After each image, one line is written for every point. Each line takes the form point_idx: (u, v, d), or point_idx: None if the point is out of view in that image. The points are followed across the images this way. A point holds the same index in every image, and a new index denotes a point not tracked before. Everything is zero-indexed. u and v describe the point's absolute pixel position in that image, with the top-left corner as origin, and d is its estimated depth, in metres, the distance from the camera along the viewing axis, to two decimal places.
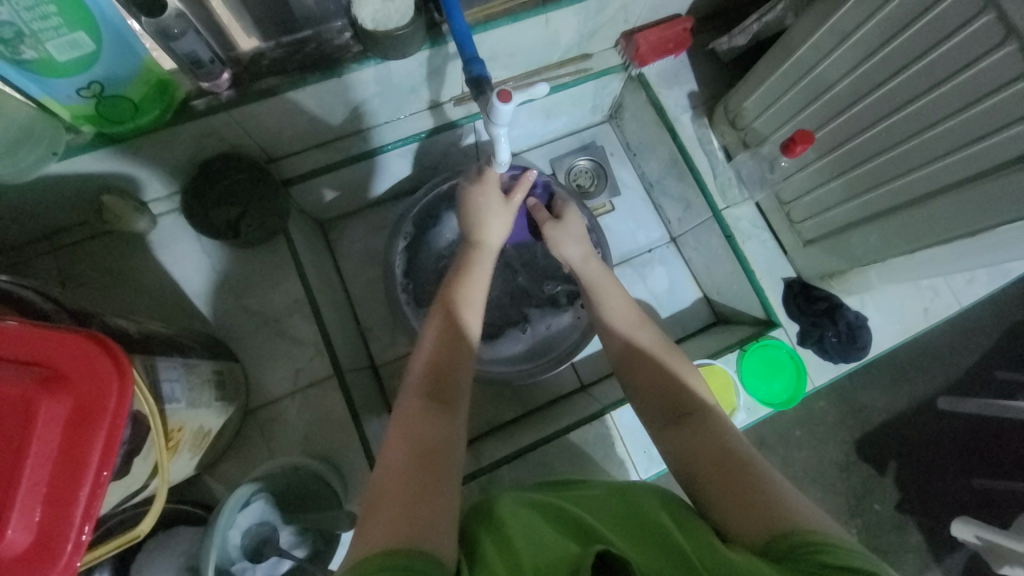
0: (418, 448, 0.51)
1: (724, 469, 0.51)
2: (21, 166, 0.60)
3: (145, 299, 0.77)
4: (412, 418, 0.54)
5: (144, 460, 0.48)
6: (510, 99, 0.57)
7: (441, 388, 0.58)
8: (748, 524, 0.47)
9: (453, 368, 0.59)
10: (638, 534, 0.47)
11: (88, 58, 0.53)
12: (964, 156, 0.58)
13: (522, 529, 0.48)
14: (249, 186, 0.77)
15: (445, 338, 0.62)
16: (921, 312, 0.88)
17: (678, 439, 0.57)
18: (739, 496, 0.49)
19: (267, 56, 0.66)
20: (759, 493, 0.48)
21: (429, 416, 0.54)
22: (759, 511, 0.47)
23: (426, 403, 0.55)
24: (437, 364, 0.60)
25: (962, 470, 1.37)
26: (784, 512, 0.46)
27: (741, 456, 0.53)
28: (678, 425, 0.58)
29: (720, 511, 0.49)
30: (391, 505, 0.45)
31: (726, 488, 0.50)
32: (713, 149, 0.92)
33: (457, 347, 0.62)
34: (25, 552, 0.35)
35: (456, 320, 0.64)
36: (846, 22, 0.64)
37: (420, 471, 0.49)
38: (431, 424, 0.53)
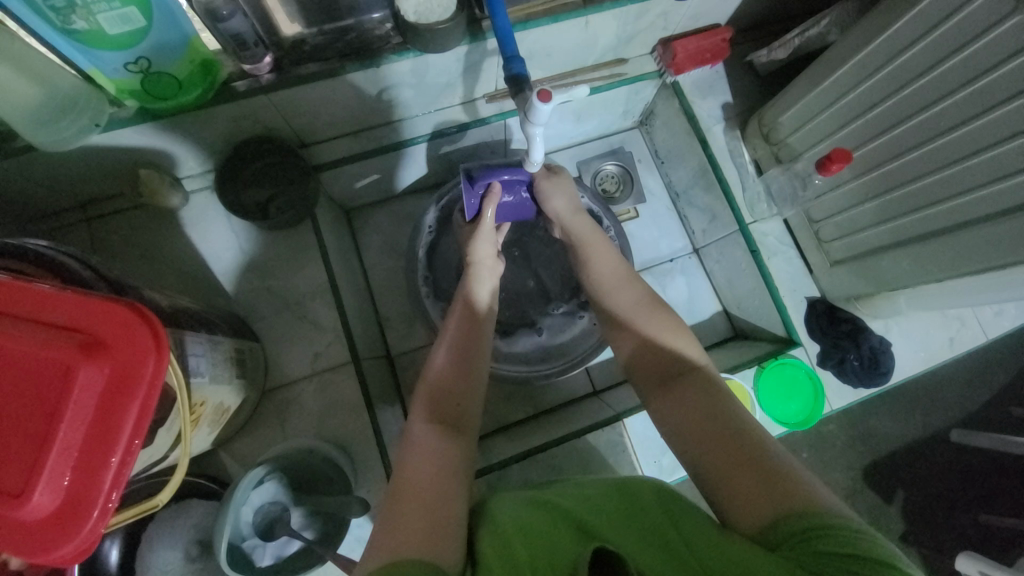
0: (436, 466, 0.54)
1: (722, 455, 0.53)
2: (64, 134, 0.61)
3: (172, 274, 0.79)
4: (423, 436, 0.58)
5: (168, 430, 0.49)
6: (549, 98, 0.56)
7: (450, 410, 0.62)
8: (748, 511, 0.49)
9: (461, 392, 0.63)
10: (634, 528, 0.48)
11: (137, 33, 0.54)
12: (1007, 186, 0.57)
13: (521, 529, 0.49)
14: (281, 169, 0.78)
15: (456, 361, 0.66)
16: (947, 342, 0.86)
17: (673, 424, 0.58)
18: (739, 484, 0.50)
19: (309, 42, 0.67)
20: (757, 477, 0.50)
21: (440, 436, 0.58)
22: (757, 498, 0.49)
23: (436, 423, 0.60)
24: (444, 386, 0.64)
25: (971, 505, 1.34)
26: (782, 495, 0.48)
27: (744, 439, 0.53)
28: (675, 411, 0.59)
29: (721, 498, 0.51)
30: (408, 515, 0.48)
31: (726, 476, 0.52)
32: (744, 161, 0.91)
33: (468, 369, 0.66)
34: (55, 512, 0.36)
35: (466, 343, 0.68)
36: (893, 42, 0.63)
37: (438, 485, 0.52)
38: (444, 445, 0.57)
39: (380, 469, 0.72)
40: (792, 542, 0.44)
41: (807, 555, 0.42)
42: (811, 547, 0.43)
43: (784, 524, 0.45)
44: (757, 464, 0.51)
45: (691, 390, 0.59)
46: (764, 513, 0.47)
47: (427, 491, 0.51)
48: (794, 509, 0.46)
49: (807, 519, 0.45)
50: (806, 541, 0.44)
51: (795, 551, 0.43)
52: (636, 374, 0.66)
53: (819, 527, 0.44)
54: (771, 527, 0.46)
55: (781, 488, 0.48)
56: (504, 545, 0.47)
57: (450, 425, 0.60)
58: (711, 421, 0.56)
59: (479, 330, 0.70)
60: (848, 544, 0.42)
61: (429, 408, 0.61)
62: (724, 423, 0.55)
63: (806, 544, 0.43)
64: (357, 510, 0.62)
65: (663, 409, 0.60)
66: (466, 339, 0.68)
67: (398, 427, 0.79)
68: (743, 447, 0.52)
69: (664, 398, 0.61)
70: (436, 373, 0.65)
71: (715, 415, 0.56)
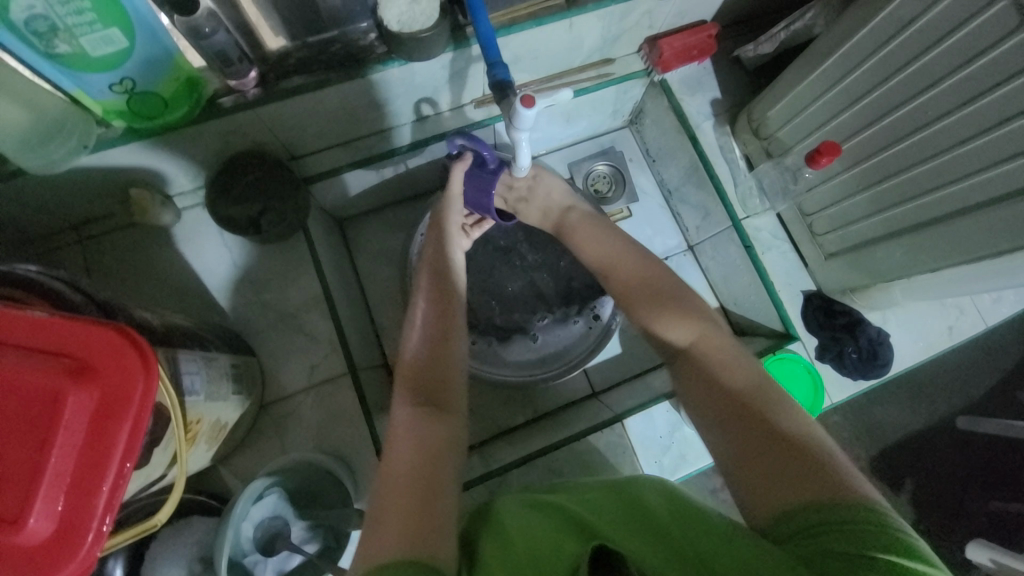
0: (416, 446, 0.54)
1: (745, 445, 0.54)
2: (52, 157, 0.61)
3: (167, 291, 0.79)
4: (405, 420, 0.57)
5: (164, 450, 0.49)
6: (533, 104, 0.56)
7: (429, 389, 0.61)
8: (770, 500, 0.49)
9: (438, 370, 0.63)
10: (639, 526, 0.47)
11: (121, 54, 0.54)
12: (999, 173, 0.57)
13: (523, 528, 0.49)
14: (269, 182, 0.77)
15: (430, 345, 0.66)
16: (946, 330, 0.85)
17: (708, 415, 0.59)
18: (764, 474, 0.51)
19: (294, 55, 0.67)
20: (783, 467, 0.50)
21: (420, 416, 0.57)
22: (780, 488, 0.49)
23: (414, 403, 0.59)
24: (420, 368, 0.63)
25: (979, 492, 1.33)
26: (806, 485, 0.48)
27: (764, 427, 0.54)
28: (702, 402, 0.60)
29: (745, 487, 0.52)
30: (395, 509, 0.48)
31: (752, 464, 0.52)
32: (735, 156, 0.91)
33: (441, 353, 0.65)
34: (49, 539, 0.36)
35: (441, 328, 0.68)
36: (879, 33, 0.63)
37: (422, 469, 0.52)
38: (425, 423, 0.57)
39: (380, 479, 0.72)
40: (807, 531, 0.45)
41: (821, 546, 0.43)
42: (826, 538, 0.43)
43: (803, 515, 0.46)
44: (784, 454, 0.51)
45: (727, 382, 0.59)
46: (787, 501, 0.48)
47: (411, 477, 0.51)
48: (815, 501, 0.46)
49: (828, 509, 0.45)
50: (822, 532, 0.44)
51: (809, 542, 0.44)
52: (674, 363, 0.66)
53: (837, 519, 0.44)
54: (786, 519, 0.47)
55: (807, 477, 0.49)
56: (505, 548, 0.47)
57: (430, 402, 0.59)
58: (745, 413, 0.56)
59: (452, 314, 0.70)
60: (866, 537, 0.42)
61: (410, 390, 0.61)
62: (756, 416, 0.55)
63: (819, 536, 0.44)
64: (355, 523, 0.63)
65: (699, 400, 0.61)
66: (443, 326, 0.68)
67: None
68: (773, 438, 0.53)
69: (700, 390, 0.61)
70: (412, 357, 0.65)
71: (750, 408, 0.56)
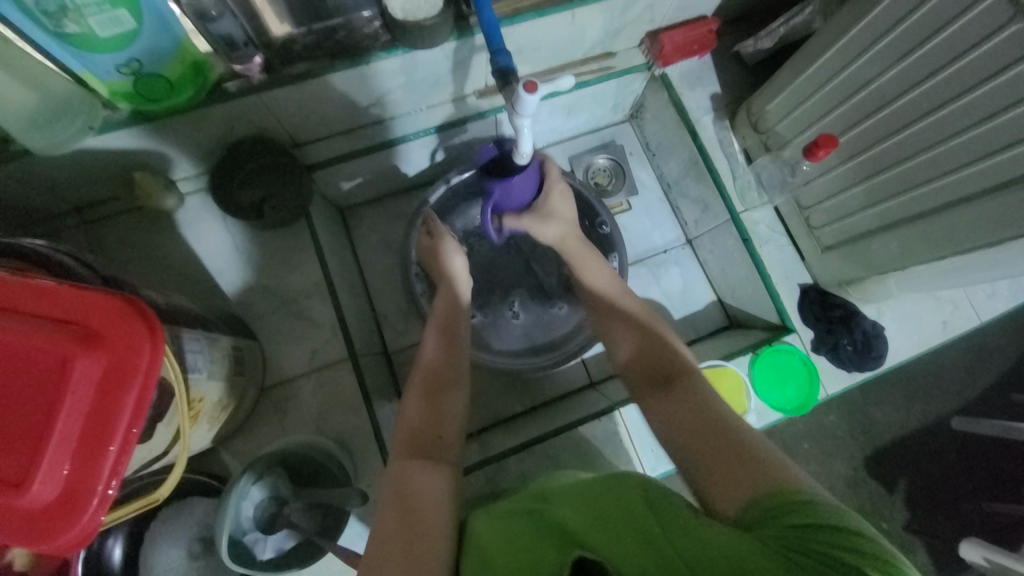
0: (418, 487, 0.53)
1: (701, 440, 0.53)
2: (57, 139, 0.62)
3: (170, 274, 0.80)
4: (410, 463, 0.56)
5: (167, 425, 0.50)
6: (535, 89, 0.57)
7: (430, 421, 0.61)
8: (729, 493, 0.48)
9: (451, 380, 0.66)
10: (617, 523, 0.44)
11: (128, 36, 0.55)
12: (991, 164, 0.57)
13: (496, 538, 0.49)
14: (275, 170, 0.78)
15: (445, 354, 0.68)
16: (940, 325, 0.86)
17: (663, 421, 0.58)
18: (720, 467, 0.50)
19: (299, 42, 0.68)
20: (744, 463, 0.49)
21: (423, 464, 0.56)
22: (737, 479, 0.48)
23: (414, 441, 0.59)
24: (437, 375, 0.66)
25: (974, 492, 1.34)
26: (763, 476, 0.47)
27: (727, 427, 0.53)
28: (658, 404, 0.60)
29: (704, 486, 0.50)
30: (389, 533, 0.49)
31: (710, 460, 0.51)
32: (734, 151, 0.92)
33: (454, 360, 0.68)
34: (54, 502, 0.37)
35: (450, 340, 0.70)
36: (875, 27, 0.64)
37: (420, 493, 0.53)
38: (430, 472, 0.56)
39: (379, 464, 0.73)
40: (766, 518, 0.43)
41: (781, 531, 0.41)
42: (785, 520, 0.42)
43: (762, 501, 0.45)
44: (744, 450, 0.50)
45: (682, 395, 0.59)
46: (744, 496, 0.46)
47: (416, 515, 0.50)
48: (769, 488, 0.45)
49: (782, 496, 0.44)
50: (781, 515, 0.43)
51: (769, 527, 0.42)
52: (629, 375, 0.66)
53: (795, 503, 0.43)
54: (750, 506, 0.45)
55: (760, 469, 0.48)
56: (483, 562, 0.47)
57: (430, 458, 0.58)
58: (699, 415, 0.55)
59: (461, 333, 0.72)
60: (825, 515, 0.41)
61: (422, 395, 0.64)
62: (709, 415, 0.55)
63: (778, 520, 0.42)
64: (355, 503, 0.62)
65: (654, 406, 0.60)
66: (449, 330, 0.71)
67: (396, 422, 0.80)
68: (728, 435, 0.52)
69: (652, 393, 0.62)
70: (430, 364, 0.67)
71: (702, 413, 0.56)
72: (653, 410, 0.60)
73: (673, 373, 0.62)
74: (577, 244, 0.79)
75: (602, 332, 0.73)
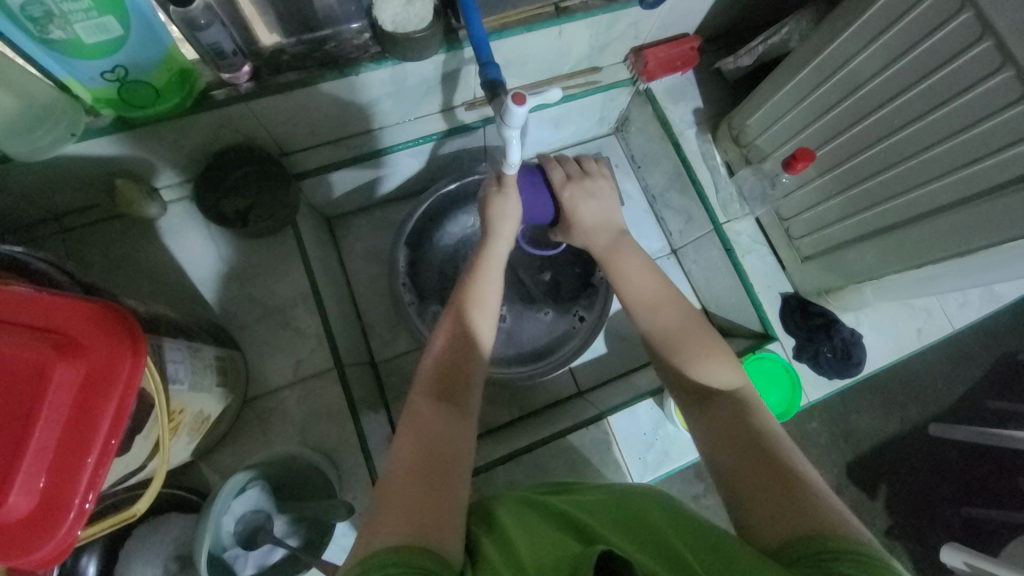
0: (423, 448, 0.52)
1: (744, 465, 0.53)
2: (38, 145, 0.60)
3: (151, 283, 0.78)
4: (425, 408, 0.57)
5: (146, 437, 0.48)
6: (523, 102, 0.58)
7: (452, 385, 0.59)
8: (773, 526, 0.47)
9: (466, 361, 0.61)
10: (640, 536, 0.46)
11: (115, 43, 0.54)
12: (960, 177, 0.60)
13: (520, 531, 0.48)
14: (261, 178, 0.78)
15: (473, 340, 0.63)
16: (916, 332, 0.89)
17: (709, 439, 0.57)
18: (765, 499, 0.49)
19: (288, 52, 0.68)
20: (790, 498, 0.48)
21: (440, 413, 0.56)
22: (783, 515, 0.47)
23: (436, 394, 0.58)
24: (455, 354, 0.62)
25: (951, 498, 1.37)
26: (813, 518, 0.46)
27: (773, 455, 0.52)
28: (700, 421, 0.59)
29: (747, 514, 0.50)
30: (401, 506, 0.47)
31: (754, 486, 0.51)
32: (716, 164, 0.94)
33: (481, 347, 0.63)
34: (28, 516, 0.35)
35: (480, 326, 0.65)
36: (849, 46, 0.67)
37: (430, 456, 0.51)
38: (441, 425, 0.55)
39: (365, 475, 0.72)
40: (812, 560, 0.42)
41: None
42: (835, 567, 0.41)
43: (809, 542, 0.43)
44: (790, 484, 0.49)
45: (724, 410, 0.58)
46: (787, 531, 0.46)
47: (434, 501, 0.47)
48: (820, 531, 0.44)
49: (833, 541, 0.43)
50: (826, 560, 0.42)
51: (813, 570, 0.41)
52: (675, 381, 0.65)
53: (843, 550, 0.42)
54: (794, 545, 0.44)
55: (809, 510, 0.47)
56: (506, 548, 0.46)
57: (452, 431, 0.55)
58: (745, 439, 0.55)
59: (489, 314, 0.66)
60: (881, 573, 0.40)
61: (448, 378, 0.60)
62: (756, 442, 0.54)
63: (825, 565, 0.41)
64: (342, 515, 0.61)
65: (696, 421, 0.60)
66: (475, 306, 0.65)
67: (382, 433, 0.79)
68: (777, 467, 0.51)
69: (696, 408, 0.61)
70: (442, 339, 0.63)
71: (748, 438, 0.55)
72: (697, 424, 0.60)
73: (719, 391, 0.61)
74: (606, 241, 0.76)
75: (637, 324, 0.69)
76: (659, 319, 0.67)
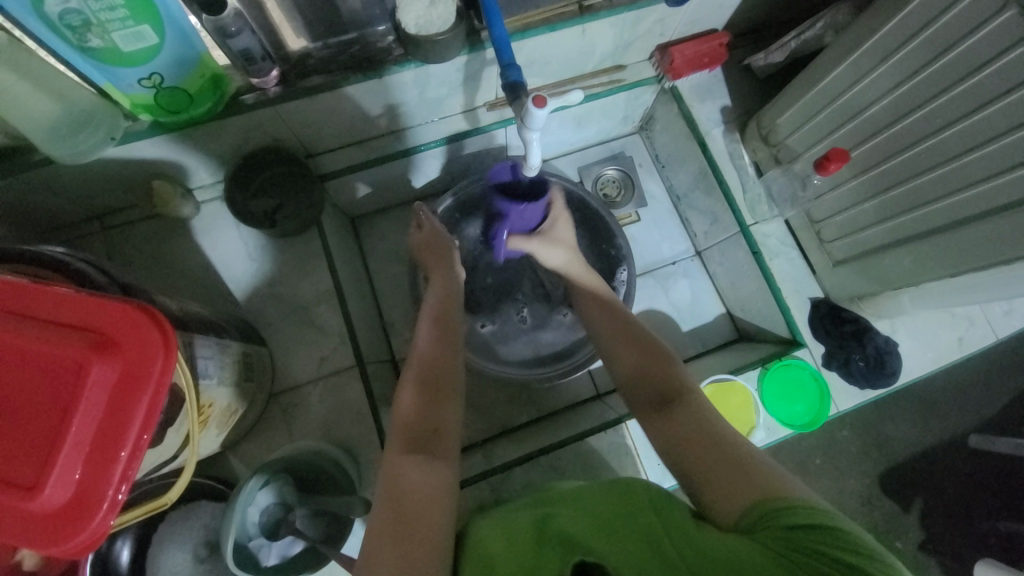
0: (426, 463, 0.55)
1: (698, 448, 0.53)
2: (79, 149, 0.63)
3: (185, 280, 0.81)
4: (408, 405, 0.61)
5: (177, 430, 0.51)
6: (544, 104, 0.57)
7: (430, 386, 0.63)
8: (728, 502, 0.48)
9: (441, 360, 0.66)
10: (625, 527, 0.46)
11: (151, 51, 0.57)
12: (1004, 182, 0.57)
13: (496, 540, 0.50)
14: (289, 179, 0.81)
15: (437, 359, 0.66)
16: (956, 342, 0.85)
17: (663, 439, 0.56)
18: (719, 477, 0.50)
19: (315, 56, 0.70)
20: (742, 468, 0.49)
21: (421, 410, 0.60)
22: (735, 489, 0.48)
23: (419, 395, 0.62)
24: (431, 357, 0.66)
25: (994, 515, 1.30)
26: (757, 483, 0.48)
27: (723, 433, 0.54)
28: (654, 410, 0.59)
29: (704, 494, 0.50)
30: (397, 510, 0.50)
31: (709, 465, 0.51)
32: (744, 163, 0.91)
33: (449, 367, 0.66)
34: (66, 505, 0.37)
35: (445, 347, 0.68)
36: (887, 42, 0.63)
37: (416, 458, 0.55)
38: (430, 435, 0.58)
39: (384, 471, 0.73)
40: (767, 525, 0.44)
41: (782, 537, 0.42)
42: (783, 523, 0.43)
43: (758, 508, 0.46)
44: (741, 455, 0.51)
45: (677, 394, 0.59)
46: (743, 499, 0.47)
47: (414, 511, 0.50)
48: (765, 494, 0.46)
49: (781, 501, 0.45)
50: (779, 519, 0.44)
51: (766, 533, 0.43)
52: (628, 392, 0.64)
53: (790, 507, 0.44)
54: (747, 515, 0.46)
55: (761, 477, 0.48)
56: (482, 559, 0.48)
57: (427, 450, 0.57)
58: (700, 422, 0.55)
59: (455, 330, 0.71)
60: (818, 518, 0.43)
61: (417, 391, 0.62)
62: (707, 423, 0.55)
63: (777, 526, 0.43)
64: (360, 511, 0.62)
65: (648, 411, 0.60)
66: (443, 322, 0.71)
67: None
68: (726, 448, 0.52)
69: (648, 398, 0.61)
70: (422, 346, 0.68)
71: (699, 420, 0.55)
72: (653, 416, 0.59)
73: (668, 377, 0.61)
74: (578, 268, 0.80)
75: (601, 343, 0.70)
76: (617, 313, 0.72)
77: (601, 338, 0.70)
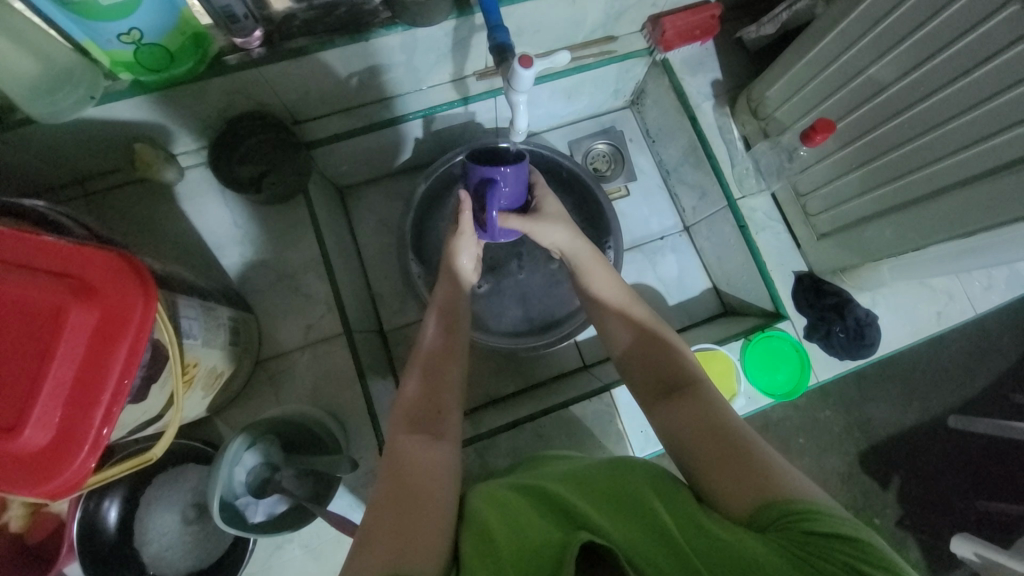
0: (424, 451, 0.54)
1: (708, 443, 0.52)
2: (58, 107, 0.62)
3: (169, 247, 0.81)
4: (411, 397, 0.61)
5: (161, 388, 0.51)
6: (530, 64, 0.58)
7: (436, 368, 0.65)
8: (735, 496, 0.48)
9: (450, 347, 0.67)
10: (623, 515, 0.46)
11: (129, 5, 0.54)
12: (984, 149, 0.57)
13: (496, 513, 0.49)
14: (274, 146, 0.79)
15: (443, 341, 0.68)
16: (935, 316, 0.86)
17: (666, 427, 0.56)
18: (729, 474, 0.49)
19: (300, 17, 0.69)
20: (754, 467, 0.49)
21: (423, 398, 0.61)
22: (743, 483, 0.48)
23: (424, 379, 0.63)
24: (435, 351, 0.67)
25: (967, 491, 1.34)
26: (769, 481, 0.47)
27: (733, 430, 0.53)
28: (662, 408, 0.58)
29: (711, 488, 0.50)
30: (398, 498, 0.48)
31: (718, 462, 0.50)
32: (733, 138, 0.92)
33: (453, 347, 0.68)
34: (46, 448, 0.38)
35: (450, 334, 0.69)
36: (874, 11, 0.63)
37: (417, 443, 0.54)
38: (431, 423, 0.58)
39: (371, 437, 0.74)
40: (781, 526, 0.43)
41: (797, 539, 0.42)
42: (800, 528, 0.42)
43: (771, 508, 0.45)
44: (751, 454, 0.50)
45: (689, 393, 0.58)
46: (755, 497, 0.46)
47: (417, 482, 0.50)
48: (780, 495, 0.46)
49: (796, 503, 0.44)
50: (794, 522, 0.43)
51: (780, 533, 0.43)
52: (636, 383, 0.64)
53: (806, 510, 0.44)
54: (759, 512, 0.45)
55: (774, 477, 0.47)
56: (482, 535, 0.46)
57: (429, 431, 0.57)
58: (709, 419, 0.54)
59: (463, 320, 0.72)
60: (837, 527, 0.42)
61: (423, 380, 0.63)
62: (716, 419, 0.54)
63: (792, 527, 0.43)
64: (346, 469, 0.62)
65: (656, 408, 0.59)
66: (452, 316, 0.71)
67: (389, 398, 0.81)
68: (730, 435, 0.52)
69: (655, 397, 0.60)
70: (430, 340, 0.68)
71: (708, 416, 0.54)
72: (661, 413, 0.58)
73: (677, 377, 0.61)
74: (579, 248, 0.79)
75: (606, 333, 0.70)
76: (624, 308, 0.70)
77: (609, 331, 0.70)
